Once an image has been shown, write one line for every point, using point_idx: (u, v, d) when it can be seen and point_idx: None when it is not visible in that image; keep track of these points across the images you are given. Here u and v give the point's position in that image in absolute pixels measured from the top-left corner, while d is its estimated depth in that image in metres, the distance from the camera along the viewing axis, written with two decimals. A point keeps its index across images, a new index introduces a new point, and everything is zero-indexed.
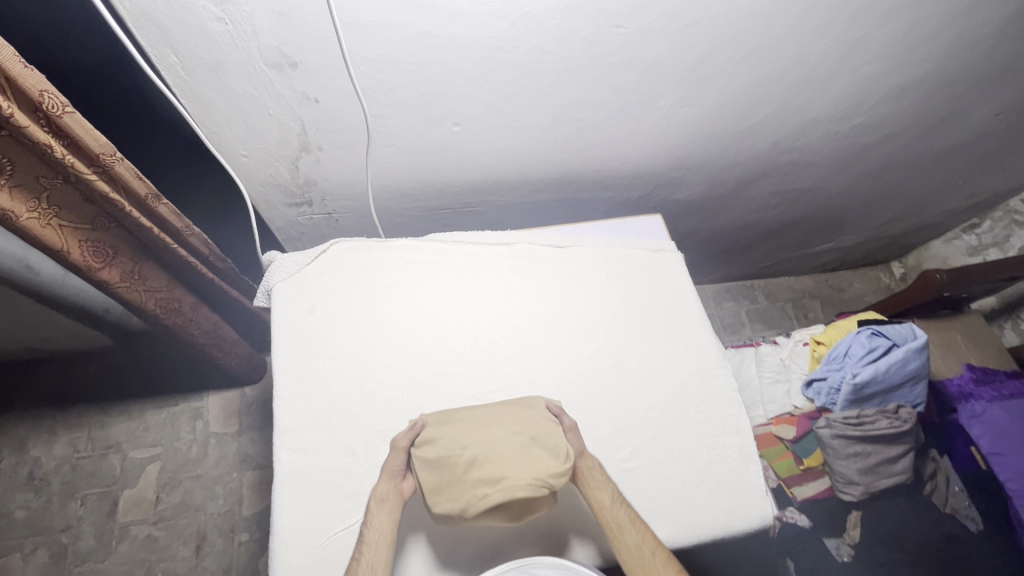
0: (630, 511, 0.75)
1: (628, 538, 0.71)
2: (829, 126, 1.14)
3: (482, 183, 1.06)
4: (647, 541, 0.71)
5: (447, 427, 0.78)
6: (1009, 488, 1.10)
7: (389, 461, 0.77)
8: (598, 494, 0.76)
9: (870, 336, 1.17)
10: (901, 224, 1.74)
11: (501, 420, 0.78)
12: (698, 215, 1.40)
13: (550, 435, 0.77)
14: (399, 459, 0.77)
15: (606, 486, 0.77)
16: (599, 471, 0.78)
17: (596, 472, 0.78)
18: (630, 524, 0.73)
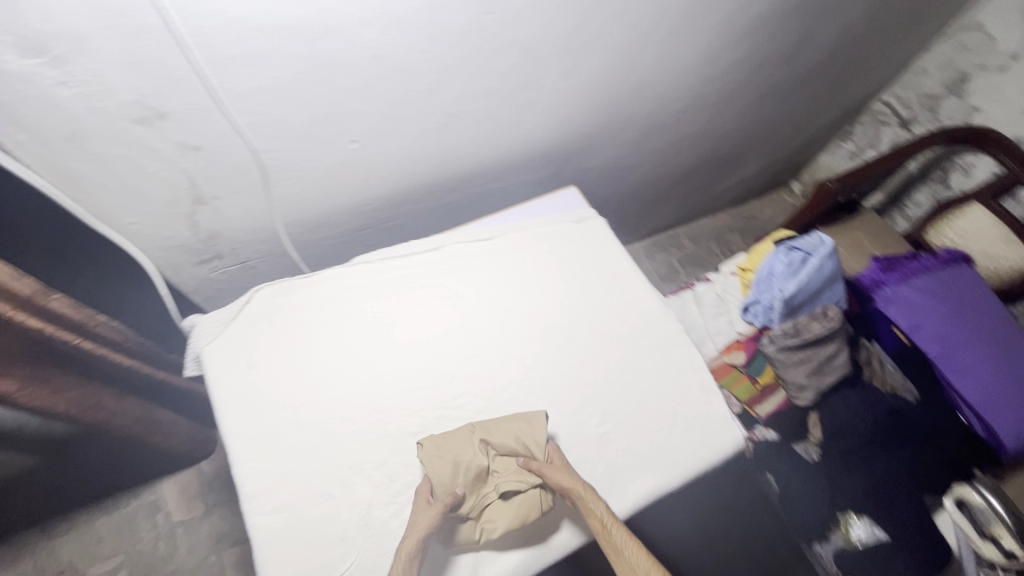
0: (625, 529, 0.76)
1: (627, 558, 0.75)
2: (718, 65, 1.17)
3: (395, 195, 1.04)
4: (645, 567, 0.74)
5: (444, 441, 0.81)
6: (934, 356, 1.36)
7: (418, 522, 0.74)
8: (591, 520, 0.75)
9: (787, 251, 1.21)
10: (791, 144, 1.83)
11: (495, 429, 0.83)
12: (618, 177, 1.43)
13: (534, 436, 0.83)
14: (426, 523, 0.73)
15: (599, 502, 0.77)
16: (591, 497, 0.76)
17: (588, 497, 0.76)
18: (630, 549, 0.75)
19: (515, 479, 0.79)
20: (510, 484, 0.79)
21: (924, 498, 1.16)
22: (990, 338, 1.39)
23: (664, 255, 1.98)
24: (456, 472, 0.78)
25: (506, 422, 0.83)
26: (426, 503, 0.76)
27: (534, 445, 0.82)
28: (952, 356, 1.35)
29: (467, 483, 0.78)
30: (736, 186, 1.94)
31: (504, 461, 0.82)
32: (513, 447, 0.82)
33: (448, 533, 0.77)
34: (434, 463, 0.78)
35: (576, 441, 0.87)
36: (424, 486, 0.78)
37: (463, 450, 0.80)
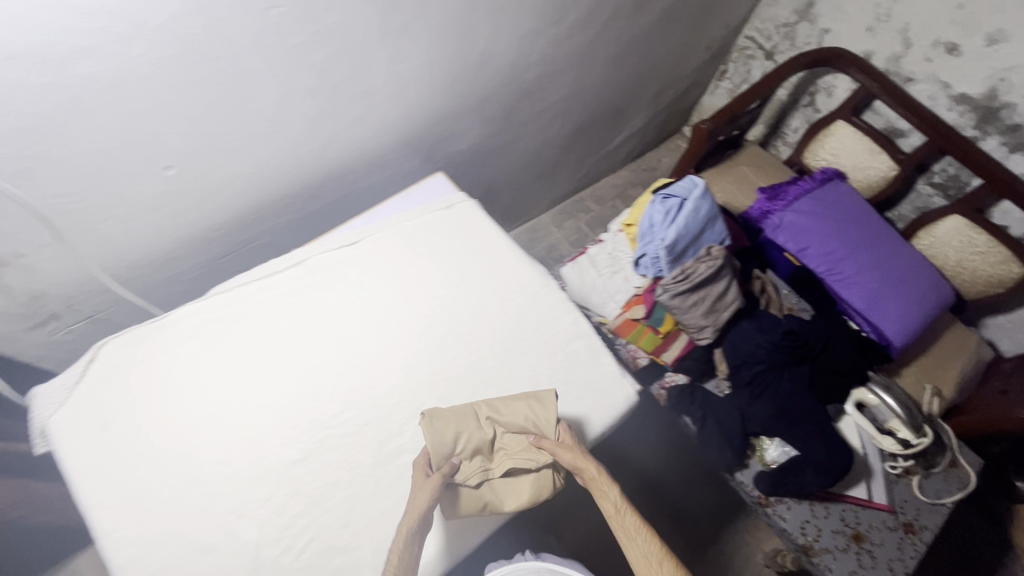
0: (637, 517, 0.80)
1: (634, 546, 0.78)
2: (564, 24, 1.15)
3: (247, 213, 0.98)
4: (654, 554, 0.77)
5: (444, 416, 0.81)
6: (821, 272, 1.44)
7: (414, 502, 0.74)
8: (605, 502, 0.80)
9: (662, 200, 1.21)
10: (671, 91, 1.85)
11: (501, 406, 0.84)
12: (499, 152, 1.40)
13: (545, 418, 0.82)
14: (424, 500, 0.74)
15: (612, 492, 0.81)
16: (606, 481, 0.80)
17: (603, 482, 0.80)
18: (641, 536, 0.79)
19: (524, 457, 0.81)
20: (519, 461, 0.81)
21: (826, 409, 1.24)
22: (877, 245, 1.47)
23: (573, 221, 1.99)
24: (458, 443, 0.80)
25: (514, 402, 0.84)
26: (424, 481, 0.77)
27: (548, 425, 0.82)
28: (837, 268, 1.44)
29: (467, 454, 0.81)
30: (628, 141, 1.96)
31: (514, 436, 0.83)
32: (523, 425, 0.82)
33: (453, 504, 0.78)
34: (435, 434, 0.79)
35: None
36: (422, 461, 0.80)
37: (466, 425, 0.81)
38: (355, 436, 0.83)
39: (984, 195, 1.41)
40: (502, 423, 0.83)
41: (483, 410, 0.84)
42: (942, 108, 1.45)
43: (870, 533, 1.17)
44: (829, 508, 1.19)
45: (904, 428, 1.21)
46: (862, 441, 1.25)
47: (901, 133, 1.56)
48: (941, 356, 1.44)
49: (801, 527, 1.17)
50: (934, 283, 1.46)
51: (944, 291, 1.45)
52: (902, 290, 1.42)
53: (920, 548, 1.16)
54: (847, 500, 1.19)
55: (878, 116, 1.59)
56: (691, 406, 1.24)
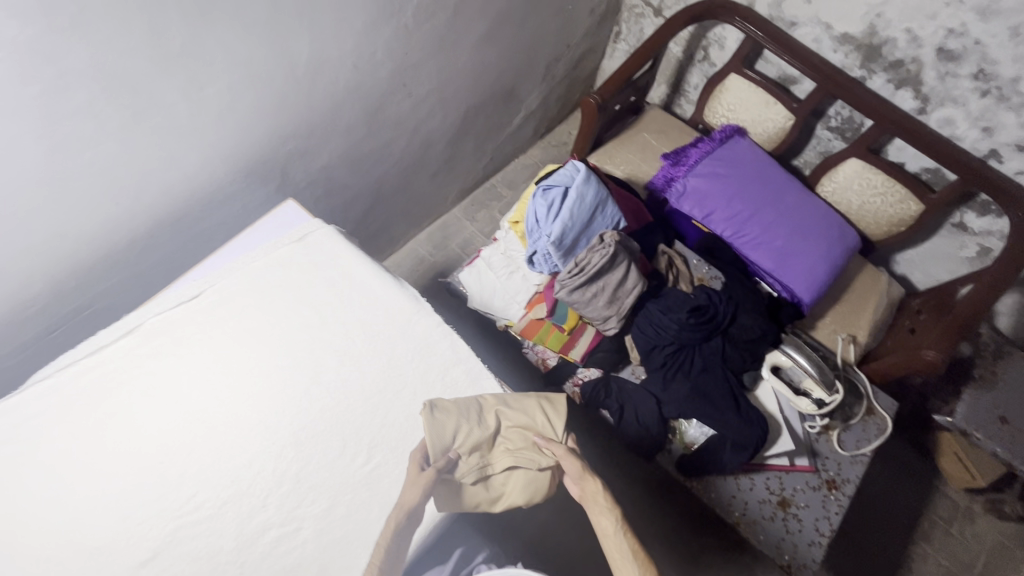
0: (635, 540, 0.76)
1: (625, 570, 0.74)
2: (404, 14, 1.04)
3: (59, 283, 0.85)
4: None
5: (449, 409, 0.81)
6: (727, 236, 1.42)
7: (405, 498, 0.74)
8: (603, 521, 0.78)
9: (544, 192, 1.13)
10: (564, 62, 1.76)
11: (511, 404, 0.85)
12: (374, 159, 1.29)
13: (555, 426, 0.86)
14: (413, 495, 0.74)
15: (609, 514, 0.78)
16: (605, 498, 0.79)
17: (601, 499, 0.79)
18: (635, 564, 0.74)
19: (526, 455, 0.83)
20: (521, 458, 0.82)
21: (739, 379, 1.23)
22: (783, 198, 1.44)
23: (485, 212, 1.90)
24: (457, 436, 0.80)
25: (524, 399, 0.86)
26: (417, 476, 0.76)
27: (556, 428, 0.86)
28: (743, 230, 1.41)
29: (465, 449, 0.80)
30: (529, 120, 1.86)
31: (520, 432, 0.84)
32: (532, 424, 0.85)
33: (447, 501, 0.78)
34: (437, 426, 0.78)
35: (340, 489, 0.78)
36: (417, 457, 0.79)
37: (466, 419, 0.81)
38: (212, 520, 0.75)
39: (876, 136, 1.39)
40: (511, 419, 0.85)
41: (490, 403, 0.85)
42: (827, 50, 1.41)
43: (795, 497, 1.17)
44: (753, 479, 1.18)
45: (818, 388, 1.21)
46: (781, 405, 1.24)
47: (793, 80, 1.52)
48: (854, 303, 1.44)
49: (728, 503, 1.16)
50: (839, 229, 1.43)
51: (850, 238, 1.43)
52: (809, 242, 1.39)
53: (844, 502, 1.17)
54: (769, 468, 1.18)
55: (770, 65, 1.54)
56: (607, 398, 1.20)
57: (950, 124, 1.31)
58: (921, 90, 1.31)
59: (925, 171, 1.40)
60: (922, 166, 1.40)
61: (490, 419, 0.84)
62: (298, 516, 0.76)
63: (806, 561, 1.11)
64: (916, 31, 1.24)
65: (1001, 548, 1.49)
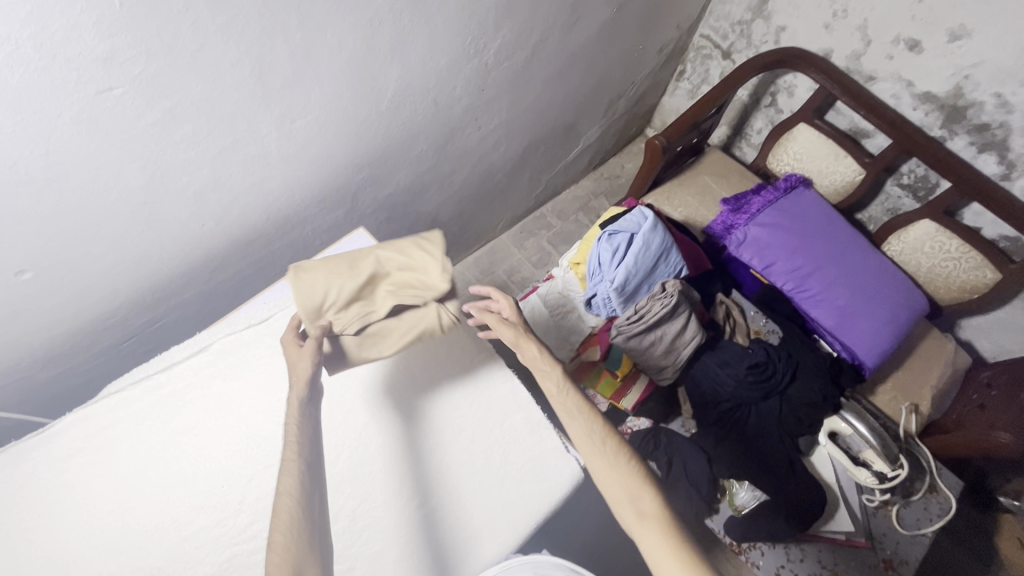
0: (579, 398, 0.79)
1: (573, 423, 0.76)
2: (487, 53, 1.05)
3: (142, 296, 0.88)
4: (592, 428, 0.75)
5: (310, 270, 0.78)
6: (787, 289, 1.38)
7: (298, 372, 0.75)
8: (547, 382, 0.80)
9: (609, 236, 1.13)
10: (627, 97, 1.75)
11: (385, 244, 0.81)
12: (437, 187, 1.30)
13: (428, 266, 0.80)
14: (304, 369, 0.75)
15: (554, 373, 0.81)
16: (547, 361, 0.81)
17: (544, 363, 0.81)
18: (582, 417, 0.76)
19: (409, 296, 0.81)
20: (403, 297, 0.81)
21: (798, 443, 1.20)
22: (847, 253, 1.40)
23: (534, 240, 1.89)
24: (323, 294, 0.77)
25: (405, 246, 0.80)
26: (296, 348, 0.77)
27: (429, 270, 0.80)
28: (804, 286, 1.37)
29: (336, 308, 0.78)
30: (586, 152, 1.86)
31: (397, 277, 0.81)
32: (406, 265, 0.80)
33: (336, 356, 0.81)
34: (305, 291, 0.76)
35: (399, 532, 0.79)
36: (291, 332, 0.78)
37: (331, 276, 0.78)
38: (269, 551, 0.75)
39: (953, 199, 1.34)
40: (389, 266, 0.81)
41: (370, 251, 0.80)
42: (906, 107, 1.37)
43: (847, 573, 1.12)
44: (804, 550, 1.14)
45: (879, 461, 1.15)
46: (837, 474, 1.20)
47: (866, 134, 1.48)
48: (917, 370, 1.38)
49: (777, 573, 1.13)
50: (907, 292, 1.38)
51: (919, 301, 1.37)
52: (875, 305, 1.34)
53: None
54: (823, 541, 1.14)
55: (842, 117, 1.50)
56: (656, 451, 1.18)
57: None
58: (1007, 156, 1.25)
59: (1003, 238, 1.34)
60: (1000, 233, 1.34)
61: (361, 267, 0.79)
62: (348, 556, 0.77)
63: None
64: (1008, 97, 1.19)
65: None
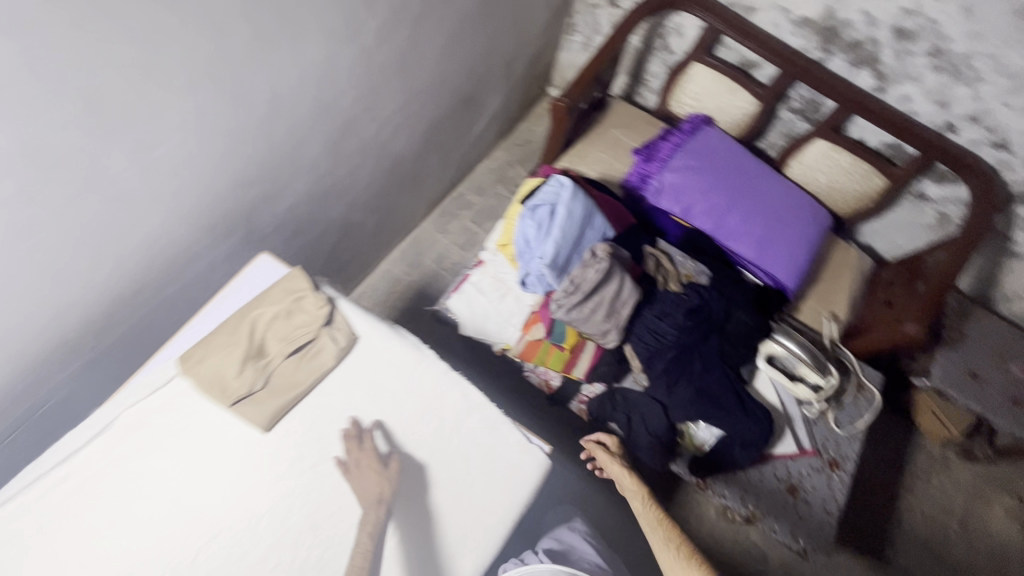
0: (659, 512, 1.03)
1: (654, 534, 1.00)
2: (365, 36, 0.96)
3: (11, 384, 0.75)
4: (669, 538, 0.98)
5: (202, 350, 0.80)
6: (707, 229, 1.43)
7: (367, 482, 0.76)
8: (634, 499, 1.06)
9: (532, 212, 1.10)
10: (522, 59, 1.69)
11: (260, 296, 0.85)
12: (341, 189, 1.20)
13: (297, 292, 0.85)
14: (379, 487, 0.75)
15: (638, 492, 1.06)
16: (632, 480, 1.07)
17: (630, 482, 1.07)
18: (659, 528, 1.01)
19: (296, 333, 0.83)
20: (293, 337, 0.82)
21: (741, 374, 1.26)
22: (756, 185, 1.46)
23: (456, 222, 1.83)
24: (216, 362, 0.79)
25: (275, 291, 0.85)
26: (374, 467, 0.77)
27: (303, 300, 0.85)
28: (723, 222, 1.42)
29: (234, 373, 0.78)
30: (491, 122, 1.79)
31: (280, 323, 0.83)
32: (280, 302, 0.84)
33: (257, 416, 0.77)
34: (201, 371, 0.78)
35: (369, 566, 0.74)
36: (366, 446, 0.78)
37: (219, 344, 0.80)
38: None
39: (840, 117, 1.42)
40: (269, 315, 0.83)
41: (249, 310, 0.83)
42: (787, 35, 1.41)
43: (802, 482, 1.21)
44: (763, 469, 1.21)
45: (812, 373, 1.25)
46: (779, 394, 1.27)
47: (754, 65, 1.52)
48: (831, 279, 1.48)
49: (742, 499, 1.20)
50: (812, 211, 1.46)
51: (823, 217, 1.47)
52: (786, 229, 1.41)
53: (847, 479, 1.22)
54: (776, 458, 1.22)
55: (731, 51, 1.53)
56: (615, 411, 1.20)
57: (909, 101, 1.34)
58: (880, 69, 1.33)
59: (885, 146, 1.45)
60: (883, 141, 1.44)
61: (247, 327, 0.81)
62: None
63: (822, 543, 1.16)
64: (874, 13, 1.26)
65: (976, 487, 1.64)
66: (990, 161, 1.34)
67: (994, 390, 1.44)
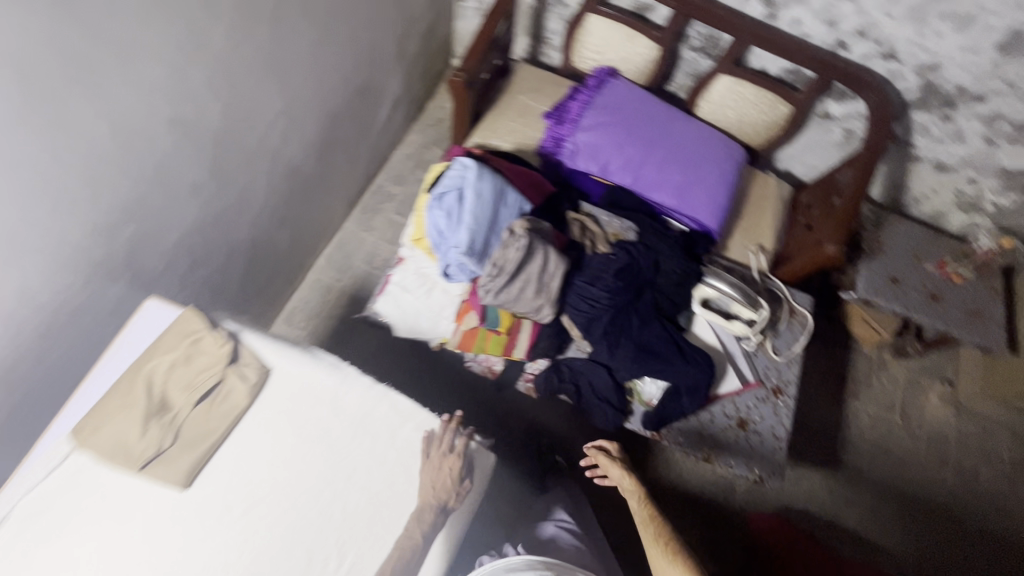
0: (653, 512, 1.06)
1: (645, 533, 1.04)
2: (215, 41, 0.87)
3: None
4: (656, 536, 1.01)
5: (96, 417, 0.73)
6: (628, 184, 1.42)
7: (437, 480, 0.77)
8: (632, 499, 1.10)
9: (439, 201, 1.06)
10: (415, 35, 1.60)
11: (152, 346, 0.78)
12: (237, 208, 1.12)
13: (194, 334, 0.79)
14: (446, 494, 0.76)
15: (636, 493, 1.10)
16: (630, 480, 1.11)
17: (627, 481, 1.11)
18: (650, 527, 1.04)
19: (199, 378, 0.77)
20: (197, 382, 0.77)
21: (678, 322, 1.28)
22: (669, 130, 1.44)
23: (380, 217, 1.76)
24: (113, 427, 0.72)
25: (168, 338, 0.79)
26: (450, 478, 0.77)
27: (202, 341, 0.79)
28: (642, 174, 1.41)
29: (136, 435, 0.72)
30: (396, 107, 1.71)
31: (180, 370, 0.77)
32: (176, 349, 0.78)
33: (171, 474, 0.72)
34: (99, 440, 0.72)
35: None
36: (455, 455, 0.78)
37: (113, 407, 0.74)
38: None
39: (738, 49, 1.41)
40: (166, 364, 0.77)
41: (141, 364, 0.77)
42: None
43: (750, 414, 1.25)
44: (712, 411, 1.25)
45: (745, 309, 1.27)
46: (717, 334, 1.30)
47: (649, 8, 1.49)
48: (754, 212, 1.51)
49: (697, 442, 1.22)
50: (726, 148, 1.47)
51: (737, 152, 1.48)
52: (703, 170, 1.42)
53: (790, 403, 1.27)
54: (722, 397, 1.26)
55: None
56: (562, 383, 1.21)
57: (799, 24, 1.35)
58: None
59: (785, 73, 1.46)
60: (782, 68, 1.45)
61: (142, 382, 0.75)
62: None
63: (775, 468, 1.21)
64: None
65: (913, 380, 1.75)
66: (882, 73, 1.37)
67: (914, 290, 1.52)
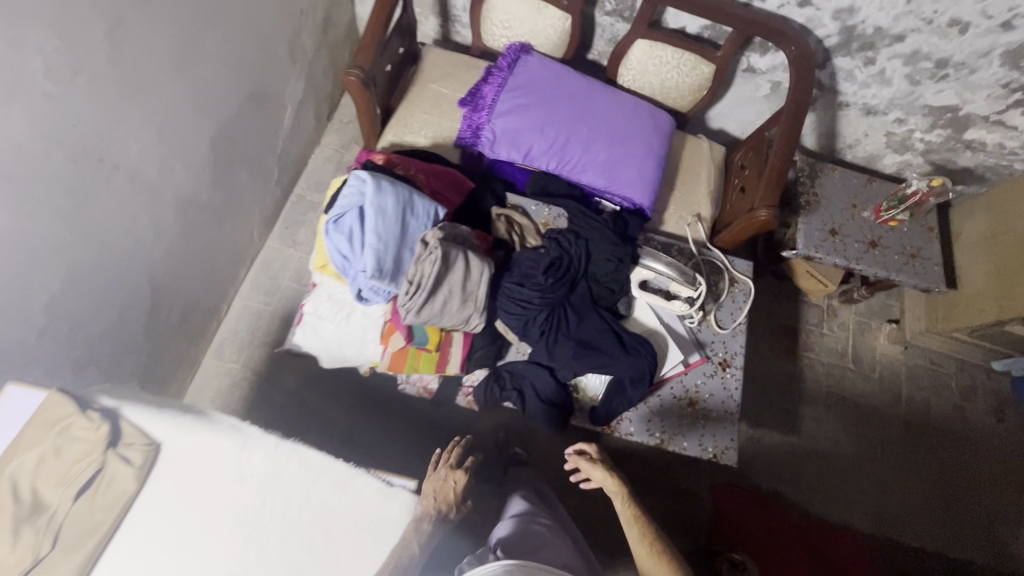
0: (637, 512, 1.04)
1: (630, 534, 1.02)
2: (36, 83, 0.75)
3: None
4: (642, 539, 1.00)
5: None
6: (553, 168, 1.35)
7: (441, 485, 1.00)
8: (615, 498, 1.06)
9: (336, 224, 0.98)
10: (309, 30, 1.46)
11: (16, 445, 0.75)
12: (122, 256, 1.02)
13: (63, 426, 0.78)
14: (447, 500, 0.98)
15: (619, 493, 1.06)
16: (613, 479, 1.06)
17: (610, 480, 1.07)
18: (636, 529, 1.02)
19: (78, 470, 0.77)
20: (72, 475, 0.76)
21: (619, 309, 1.23)
22: (590, 105, 1.37)
23: (306, 229, 1.65)
24: None
25: (34, 434, 0.76)
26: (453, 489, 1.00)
27: (74, 429, 0.78)
28: (566, 156, 1.34)
29: (13, 544, 0.71)
30: (302, 110, 1.58)
31: (52, 466, 0.76)
32: (45, 444, 0.76)
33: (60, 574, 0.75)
34: None
35: None
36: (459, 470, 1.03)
37: None
38: None
39: (650, 10, 1.32)
40: (35, 462, 0.75)
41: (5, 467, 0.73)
42: None
43: (700, 392, 1.23)
44: (660, 395, 1.22)
45: (684, 288, 1.23)
46: (659, 316, 1.25)
47: None
48: (687, 180, 1.46)
49: (649, 429, 1.20)
50: (651, 117, 1.40)
51: (663, 121, 1.41)
52: (629, 144, 1.35)
53: (738, 375, 1.25)
54: (670, 379, 1.23)
55: None
56: (504, 392, 1.16)
57: None
58: None
59: (703, 29, 1.38)
60: (700, 26, 1.38)
61: (11, 488, 0.73)
62: None
63: (729, 442, 1.21)
64: None
65: (861, 324, 1.77)
66: (799, 20, 1.31)
67: (853, 240, 1.51)
